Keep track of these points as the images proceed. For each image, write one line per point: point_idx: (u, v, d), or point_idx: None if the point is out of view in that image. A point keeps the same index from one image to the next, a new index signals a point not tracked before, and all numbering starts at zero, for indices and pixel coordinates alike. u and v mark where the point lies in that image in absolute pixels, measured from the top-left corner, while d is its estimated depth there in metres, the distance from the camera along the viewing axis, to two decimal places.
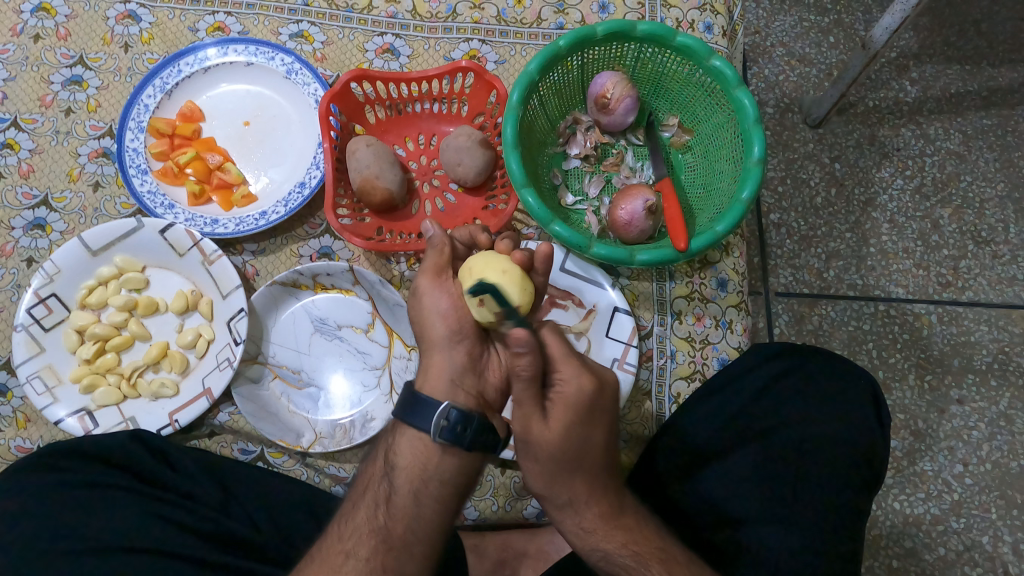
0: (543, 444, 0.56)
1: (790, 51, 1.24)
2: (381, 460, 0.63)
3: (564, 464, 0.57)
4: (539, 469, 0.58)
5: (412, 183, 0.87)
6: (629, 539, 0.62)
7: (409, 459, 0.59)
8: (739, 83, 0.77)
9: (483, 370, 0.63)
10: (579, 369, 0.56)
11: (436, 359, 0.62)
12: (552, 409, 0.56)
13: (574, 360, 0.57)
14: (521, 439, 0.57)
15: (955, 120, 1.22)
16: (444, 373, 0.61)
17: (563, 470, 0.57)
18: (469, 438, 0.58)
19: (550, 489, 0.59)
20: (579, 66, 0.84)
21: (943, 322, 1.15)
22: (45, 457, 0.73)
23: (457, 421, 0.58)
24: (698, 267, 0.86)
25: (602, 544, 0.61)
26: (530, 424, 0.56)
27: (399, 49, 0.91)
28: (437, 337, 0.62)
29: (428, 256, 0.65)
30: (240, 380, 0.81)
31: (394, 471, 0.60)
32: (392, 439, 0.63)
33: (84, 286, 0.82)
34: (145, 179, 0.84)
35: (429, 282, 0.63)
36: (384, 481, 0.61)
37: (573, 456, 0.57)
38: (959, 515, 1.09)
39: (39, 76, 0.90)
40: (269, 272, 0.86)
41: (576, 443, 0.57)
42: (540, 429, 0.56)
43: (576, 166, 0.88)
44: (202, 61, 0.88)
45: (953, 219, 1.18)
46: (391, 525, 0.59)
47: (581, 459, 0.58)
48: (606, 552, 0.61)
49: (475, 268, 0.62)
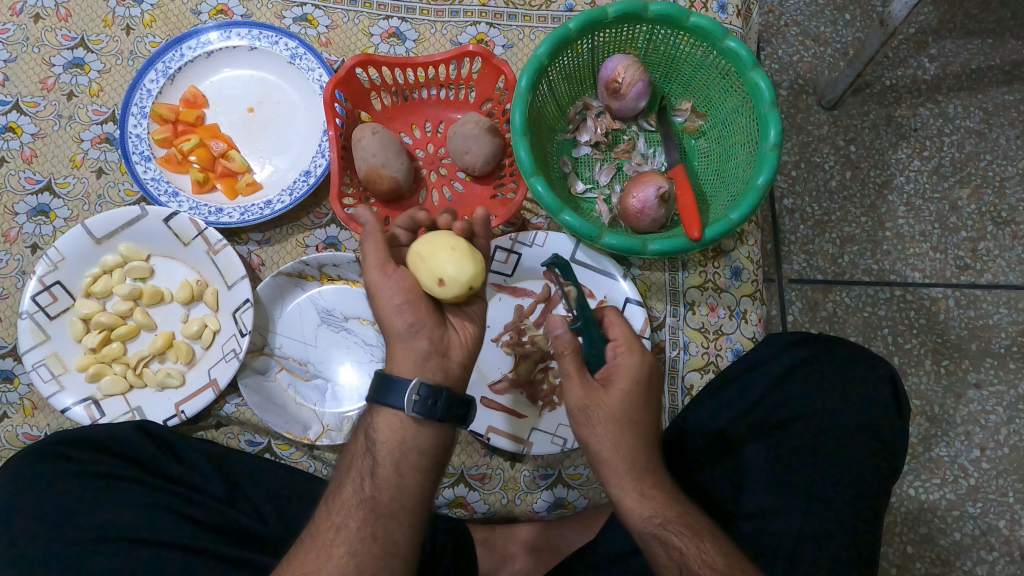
0: (602, 409, 0.60)
1: (805, 30, 1.21)
2: (360, 439, 0.62)
3: (621, 426, 0.60)
4: (600, 433, 0.60)
5: (418, 172, 0.85)
6: (683, 512, 0.61)
7: (387, 434, 0.60)
8: (754, 66, 0.74)
9: (445, 348, 0.62)
10: (632, 346, 0.62)
11: (401, 348, 0.61)
12: (610, 378, 0.61)
13: (631, 338, 0.63)
14: (614, 418, 0.60)
15: (975, 97, 1.18)
16: (410, 358, 0.60)
17: (622, 434, 0.60)
18: (442, 409, 0.59)
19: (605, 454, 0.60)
20: (590, 50, 0.82)
21: (960, 305, 1.13)
22: (53, 446, 0.72)
23: (428, 395, 0.58)
24: (710, 255, 0.84)
25: (659, 512, 0.60)
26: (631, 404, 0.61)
27: (405, 33, 0.89)
28: (395, 329, 0.61)
29: (367, 246, 0.62)
30: (246, 371, 0.80)
31: (377, 446, 0.60)
32: (369, 418, 0.62)
33: (88, 274, 0.81)
34: (148, 166, 0.83)
35: (380, 277, 0.60)
36: (367, 458, 0.60)
37: (631, 417, 0.60)
38: (974, 501, 1.08)
39: (40, 59, 0.88)
40: (276, 262, 0.85)
41: (632, 407, 0.60)
42: (602, 395, 0.60)
43: (586, 153, 0.86)
44: (205, 45, 0.86)
45: (972, 200, 1.15)
46: (377, 495, 0.59)
47: (635, 419, 0.60)
48: (663, 520, 0.60)
49: (424, 253, 0.62)
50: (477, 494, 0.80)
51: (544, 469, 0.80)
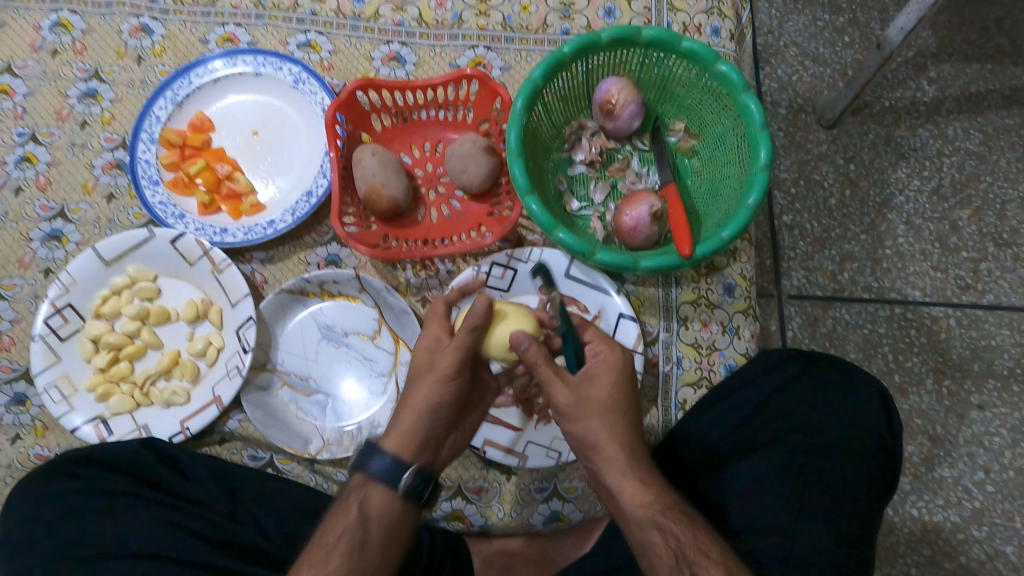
0: (592, 400, 0.62)
1: (803, 51, 1.23)
2: (352, 510, 0.62)
3: (611, 417, 0.62)
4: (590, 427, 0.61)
5: (417, 190, 0.88)
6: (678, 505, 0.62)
7: (382, 510, 0.62)
8: (745, 88, 0.76)
9: (439, 443, 0.68)
10: (609, 344, 0.66)
11: (413, 424, 0.64)
12: (592, 376, 0.63)
13: (606, 339, 0.67)
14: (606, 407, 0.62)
15: (975, 120, 1.20)
16: (413, 437, 0.64)
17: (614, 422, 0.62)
18: (428, 495, 0.64)
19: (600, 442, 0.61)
20: (584, 73, 0.84)
21: (962, 325, 1.13)
22: (61, 464, 0.75)
23: (423, 481, 0.63)
24: (704, 272, 0.85)
25: (655, 499, 0.61)
26: (620, 394, 0.63)
27: (405, 56, 0.92)
28: (418, 404, 0.65)
29: (466, 335, 0.65)
30: (249, 388, 0.82)
31: (369, 519, 0.62)
32: (356, 491, 0.64)
33: (98, 296, 0.83)
34: (156, 190, 0.86)
35: (451, 373, 0.65)
36: (356, 530, 0.61)
37: (619, 406, 0.63)
38: (980, 524, 1.07)
39: (56, 91, 0.91)
40: (278, 279, 0.87)
41: (618, 399, 0.63)
42: (590, 389, 0.62)
43: (581, 172, 0.87)
44: (212, 72, 0.89)
45: (973, 221, 1.16)
46: (364, 566, 0.60)
47: (622, 408, 0.63)
48: (657, 506, 0.60)
49: (511, 316, 0.69)
50: (474, 507, 0.81)
51: (540, 482, 0.81)
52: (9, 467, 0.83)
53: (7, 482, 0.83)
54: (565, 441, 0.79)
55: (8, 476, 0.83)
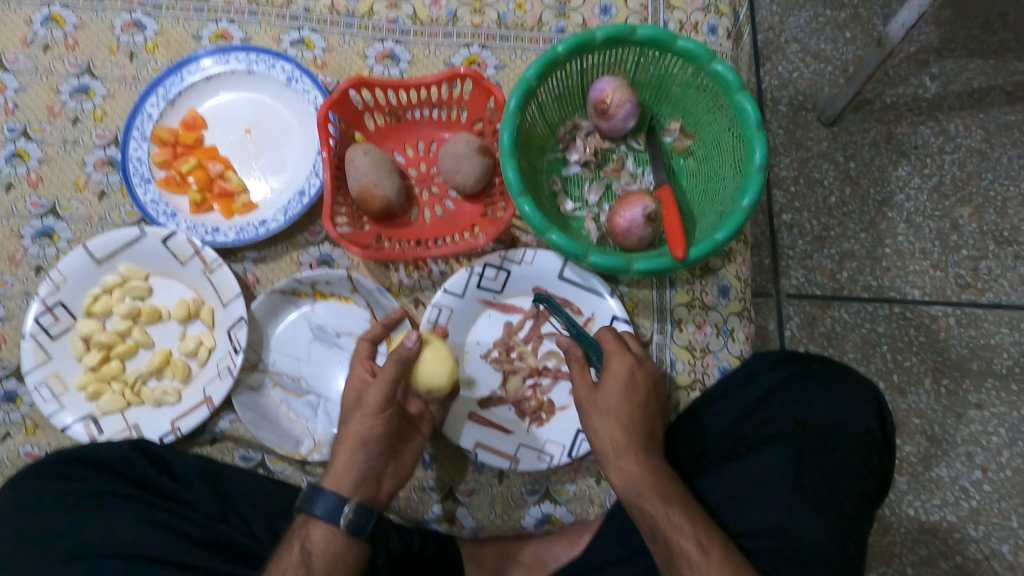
0: (596, 403, 0.70)
1: (805, 47, 1.22)
2: (295, 549, 0.65)
3: (610, 417, 0.69)
4: (594, 426, 0.70)
5: (411, 190, 0.87)
6: (661, 488, 0.67)
7: (323, 546, 0.65)
8: (740, 89, 0.76)
9: (379, 477, 0.70)
10: (619, 349, 0.72)
11: (349, 459, 0.67)
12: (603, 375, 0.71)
13: (617, 343, 0.73)
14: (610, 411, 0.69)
15: (977, 116, 1.18)
16: (351, 473, 0.67)
17: (612, 421, 0.69)
18: (370, 528, 0.66)
19: (598, 442, 0.70)
20: (579, 72, 0.83)
21: (961, 324, 1.13)
22: (52, 465, 0.75)
23: (362, 515, 0.66)
24: (699, 273, 0.84)
25: (637, 485, 0.67)
26: (629, 401, 0.70)
27: (399, 54, 0.91)
28: (352, 441, 0.68)
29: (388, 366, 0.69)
30: (241, 388, 0.82)
31: (311, 556, 0.64)
32: (301, 530, 0.66)
33: (89, 294, 0.83)
34: (148, 189, 0.86)
35: (376, 406, 0.68)
36: (299, 567, 0.63)
37: (626, 412, 0.70)
38: (976, 523, 1.07)
39: (48, 87, 0.91)
40: (270, 280, 0.86)
41: (627, 404, 0.70)
42: (595, 394, 0.71)
43: (575, 172, 0.87)
44: (204, 70, 0.89)
45: (974, 219, 1.15)
46: None
47: (625, 409, 0.70)
48: (641, 490, 0.67)
49: (432, 362, 0.71)
50: (466, 510, 0.80)
51: (531, 485, 0.81)
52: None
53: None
54: (559, 446, 0.79)
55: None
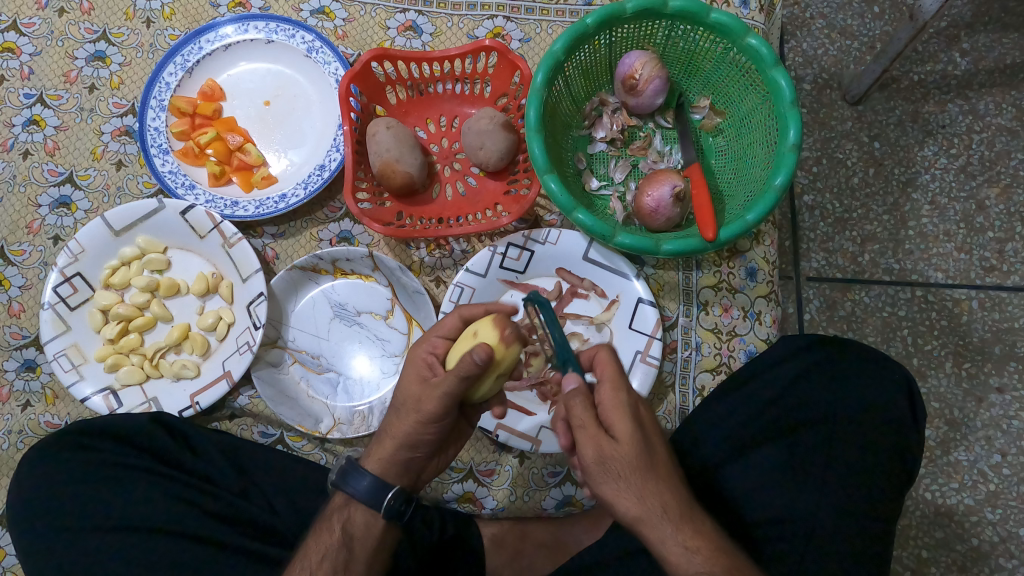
0: (618, 461, 0.55)
1: (831, 23, 1.17)
2: (335, 530, 0.65)
3: (641, 475, 0.55)
4: (619, 488, 0.55)
5: (432, 166, 0.85)
6: (725, 564, 0.57)
7: (362, 529, 0.65)
8: (775, 64, 0.73)
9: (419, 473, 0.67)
10: (618, 378, 0.58)
11: (395, 453, 0.64)
12: (609, 423, 0.56)
13: (615, 372, 0.58)
14: (633, 469, 0.55)
15: (1008, 93, 1.14)
16: (395, 464, 0.64)
17: (648, 484, 0.55)
18: (408, 513, 0.65)
19: (642, 508, 0.55)
20: (607, 45, 0.81)
21: (984, 308, 1.10)
22: (75, 435, 0.75)
23: (402, 503, 0.64)
24: (726, 255, 0.83)
25: (703, 567, 0.56)
26: (650, 446, 0.56)
27: (422, 26, 0.88)
28: (400, 436, 0.63)
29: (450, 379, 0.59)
30: (259, 364, 0.81)
31: (352, 540, 0.64)
32: (342, 509, 0.66)
33: (107, 266, 0.82)
34: (166, 159, 0.84)
35: (430, 408, 0.61)
36: (340, 551, 0.64)
37: (649, 462, 0.56)
38: (994, 507, 1.06)
39: (63, 52, 0.89)
40: (290, 256, 0.85)
41: (647, 447, 0.56)
42: (612, 448, 0.55)
43: (601, 150, 0.85)
44: (222, 39, 0.87)
45: (1001, 200, 1.12)
46: None
47: (653, 462, 0.56)
48: (706, 575, 0.55)
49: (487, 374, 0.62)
50: (486, 490, 0.81)
51: (553, 467, 0.81)
52: (20, 433, 0.83)
53: (17, 448, 0.83)
54: None
55: (18, 441, 0.83)
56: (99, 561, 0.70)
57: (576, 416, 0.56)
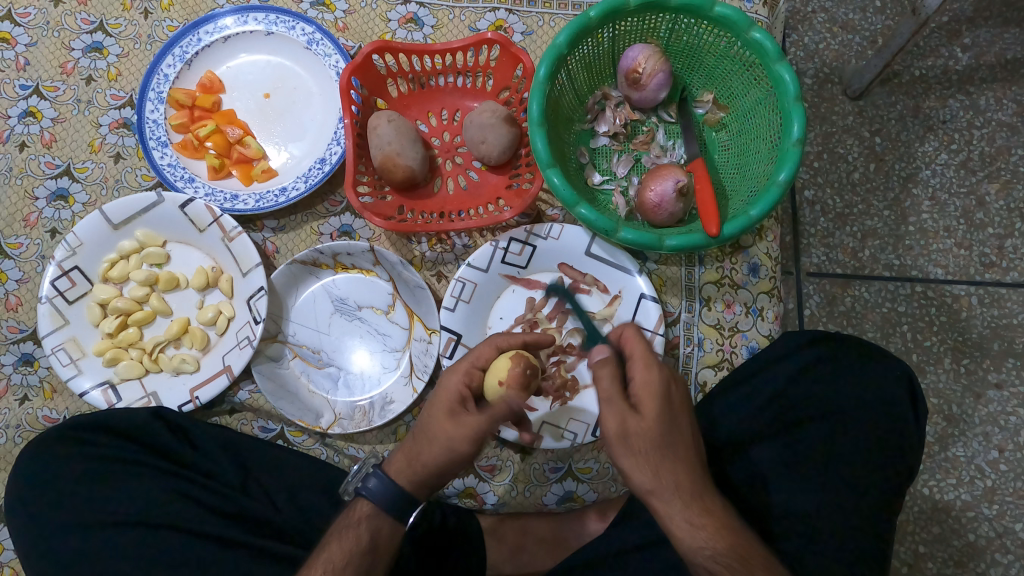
0: (640, 438, 0.57)
1: (832, 17, 1.17)
2: (360, 536, 0.63)
3: (660, 453, 0.57)
4: (641, 464, 0.57)
5: (434, 160, 0.85)
6: (735, 542, 0.59)
7: (386, 537, 0.64)
8: (780, 58, 0.72)
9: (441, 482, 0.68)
10: (648, 360, 0.59)
11: (433, 476, 0.63)
12: (638, 399, 0.58)
13: (646, 354, 0.60)
14: (652, 445, 0.57)
15: (1008, 89, 1.14)
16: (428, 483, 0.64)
17: (665, 459, 0.57)
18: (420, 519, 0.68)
19: (656, 482, 0.57)
20: (610, 39, 0.80)
21: (983, 304, 1.10)
22: (68, 429, 0.73)
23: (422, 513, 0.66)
24: (728, 251, 0.83)
25: (709, 543, 0.58)
26: (673, 423, 0.58)
27: (423, 18, 0.88)
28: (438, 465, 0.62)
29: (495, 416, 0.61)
30: (260, 358, 0.81)
31: (379, 549, 0.63)
32: (370, 517, 0.64)
33: (105, 260, 0.82)
34: (165, 152, 0.84)
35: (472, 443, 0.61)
36: (366, 556, 0.62)
37: (672, 440, 0.58)
38: (990, 502, 1.06)
39: (59, 43, 0.88)
40: (290, 250, 0.85)
41: (671, 425, 0.58)
42: (635, 423, 0.57)
43: (604, 144, 0.84)
44: (221, 30, 0.86)
45: (1001, 195, 1.12)
46: None
47: (675, 440, 0.58)
48: (713, 552, 0.58)
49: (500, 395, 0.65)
50: (486, 485, 0.81)
51: (554, 463, 0.80)
52: (17, 427, 0.82)
53: (15, 442, 0.82)
54: (582, 424, 0.78)
55: (16, 436, 0.82)
56: (99, 556, 0.70)
57: (602, 390, 0.59)
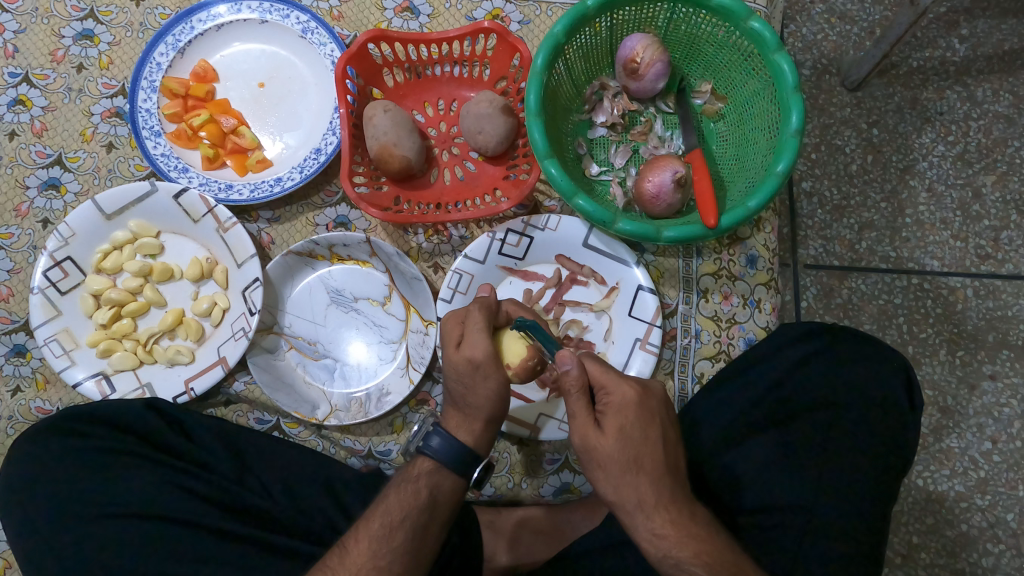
0: (601, 452, 0.58)
1: (831, 7, 1.16)
2: (420, 493, 0.62)
3: (623, 467, 0.57)
4: (605, 477, 0.58)
5: (430, 150, 0.84)
6: (701, 550, 0.58)
7: (446, 494, 0.63)
8: (778, 48, 0.72)
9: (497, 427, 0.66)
10: (616, 378, 0.60)
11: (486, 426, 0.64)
12: (602, 416, 0.59)
13: (614, 373, 0.61)
14: (612, 459, 0.58)
15: (1006, 80, 1.14)
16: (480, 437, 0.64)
17: (628, 472, 0.58)
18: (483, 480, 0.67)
19: (616, 495, 0.58)
20: (608, 28, 0.79)
21: (979, 296, 1.11)
22: (65, 421, 0.74)
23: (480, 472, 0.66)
24: (726, 243, 0.83)
25: (674, 552, 0.57)
26: (636, 439, 0.58)
27: (419, 7, 0.87)
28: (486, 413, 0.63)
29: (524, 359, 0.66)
30: (255, 350, 0.80)
31: (437, 505, 0.62)
32: (429, 472, 0.63)
33: (99, 250, 0.81)
34: (158, 142, 0.83)
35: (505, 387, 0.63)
36: (422, 513, 0.61)
37: (637, 456, 0.58)
38: (983, 493, 1.07)
39: (49, 30, 0.87)
40: (285, 241, 0.84)
41: (635, 442, 0.58)
42: (596, 438, 0.58)
43: (601, 135, 0.84)
44: (215, 18, 0.85)
45: (997, 187, 1.12)
46: (421, 547, 0.61)
47: (640, 454, 0.58)
48: (678, 560, 0.57)
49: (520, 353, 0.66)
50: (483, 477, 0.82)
51: (552, 454, 0.82)
52: (10, 419, 0.82)
53: (9, 434, 0.82)
54: None
55: (9, 427, 0.82)
56: (93, 548, 0.69)
57: (570, 404, 0.60)
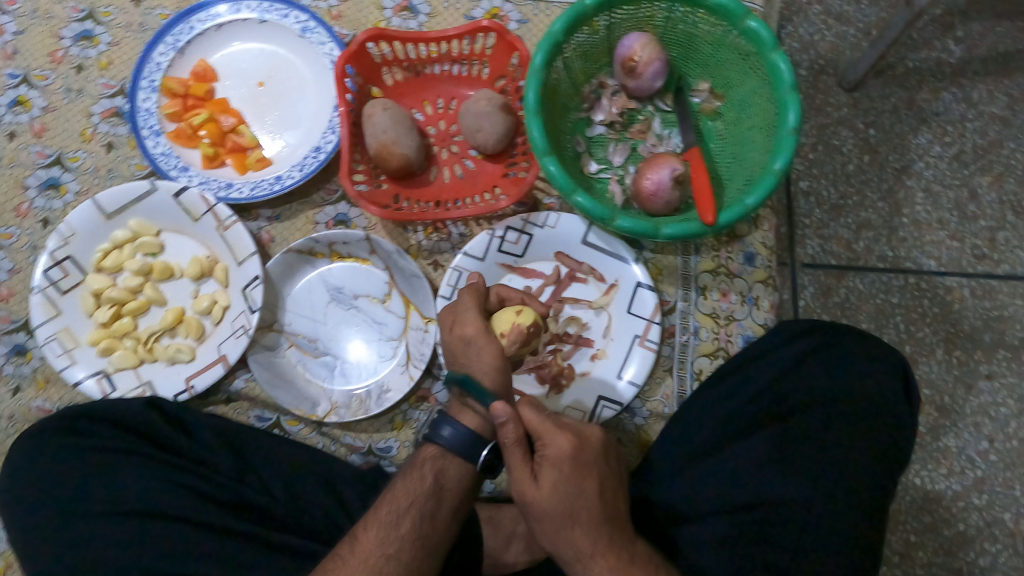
0: (537, 505, 0.59)
1: (827, 9, 1.17)
2: (426, 479, 0.62)
3: (559, 522, 0.58)
4: (544, 529, 0.59)
5: (430, 149, 0.84)
6: None
7: (454, 480, 0.62)
8: (775, 47, 0.72)
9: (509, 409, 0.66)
10: (551, 428, 0.60)
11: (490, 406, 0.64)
12: (538, 468, 0.59)
13: (549, 421, 0.60)
14: (549, 513, 0.58)
15: (1001, 81, 1.14)
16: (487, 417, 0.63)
17: (565, 523, 0.58)
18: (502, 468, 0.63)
19: (555, 546, 0.59)
20: (606, 27, 0.80)
21: (975, 296, 1.11)
22: (65, 420, 0.74)
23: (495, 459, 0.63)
24: (724, 240, 0.84)
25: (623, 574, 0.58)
26: (570, 492, 0.58)
27: (418, 7, 0.87)
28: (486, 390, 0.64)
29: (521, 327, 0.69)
30: (256, 347, 0.81)
31: (444, 491, 0.62)
32: (433, 457, 0.63)
33: (99, 249, 0.81)
34: (158, 141, 0.83)
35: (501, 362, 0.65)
36: (429, 500, 0.61)
37: (572, 509, 0.58)
38: (981, 492, 1.07)
39: (49, 31, 0.87)
40: (285, 239, 0.85)
41: (569, 494, 0.58)
42: (533, 492, 0.58)
43: (599, 133, 0.84)
44: (215, 18, 0.85)
45: (993, 187, 1.13)
46: (430, 533, 0.62)
47: (575, 506, 0.58)
48: None
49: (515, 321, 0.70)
50: None
51: None
52: (10, 418, 0.82)
53: (8, 433, 0.82)
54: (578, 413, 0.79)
55: (9, 426, 0.82)
56: (93, 546, 0.69)
57: (506, 455, 0.60)
